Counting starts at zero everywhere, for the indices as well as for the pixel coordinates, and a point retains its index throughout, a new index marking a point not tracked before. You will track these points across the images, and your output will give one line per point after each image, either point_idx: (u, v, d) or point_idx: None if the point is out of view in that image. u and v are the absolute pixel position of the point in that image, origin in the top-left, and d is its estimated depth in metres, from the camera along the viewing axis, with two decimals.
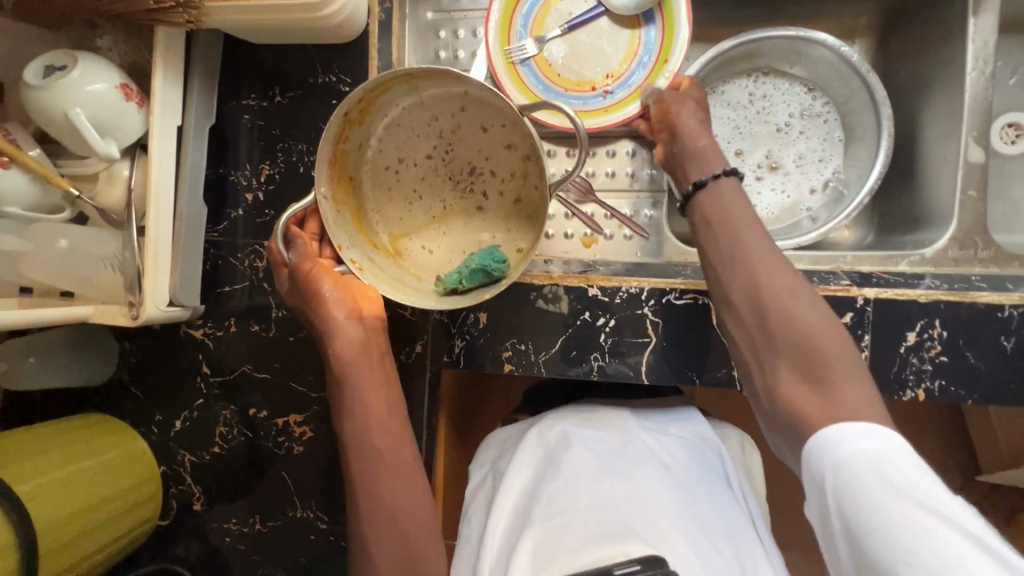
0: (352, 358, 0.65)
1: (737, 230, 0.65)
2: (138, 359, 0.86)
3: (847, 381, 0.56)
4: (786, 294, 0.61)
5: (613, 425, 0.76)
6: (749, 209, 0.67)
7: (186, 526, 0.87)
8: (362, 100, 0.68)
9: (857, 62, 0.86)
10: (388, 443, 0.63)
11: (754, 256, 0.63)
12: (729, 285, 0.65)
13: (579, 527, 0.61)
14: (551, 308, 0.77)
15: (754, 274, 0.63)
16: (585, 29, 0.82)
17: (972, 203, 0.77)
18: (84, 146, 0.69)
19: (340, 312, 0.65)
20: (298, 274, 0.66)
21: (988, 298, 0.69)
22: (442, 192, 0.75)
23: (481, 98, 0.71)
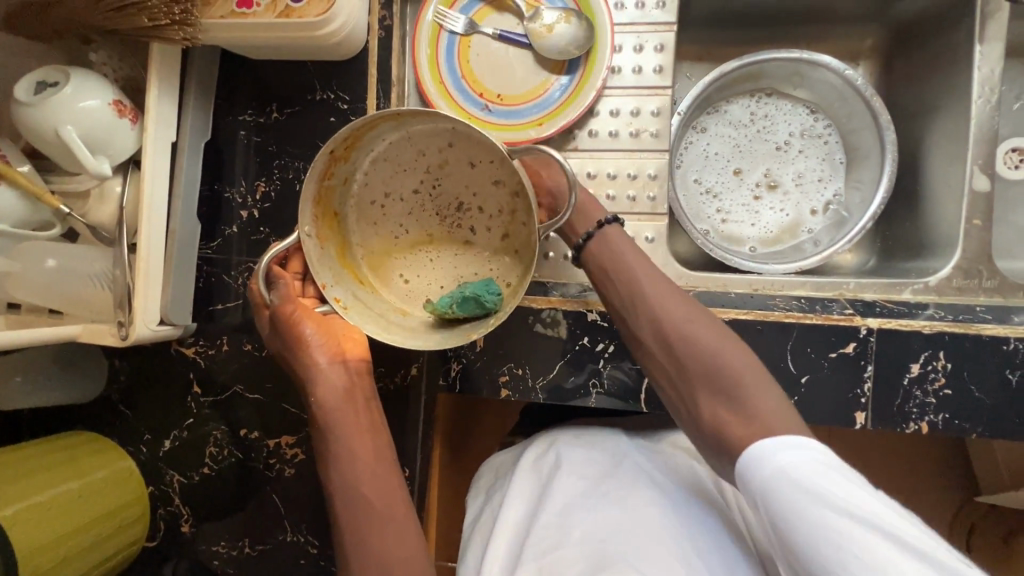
0: (335, 396, 0.64)
1: (631, 268, 0.66)
2: (128, 377, 0.84)
3: (759, 395, 0.56)
4: (687, 327, 0.61)
5: (606, 447, 0.74)
6: (636, 248, 0.68)
7: (174, 548, 0.85)
8: (348, 138, 0.66)
9: (861, 86, 0.86)
10: (376, 487, 0.61)
11: (651, 294, 0.64)
12: (637, 324, 0.65)
13: (570, 565, 0.60)
14: (550, 333, 0.75)
15: (657, 311, 0.63)
16: (515, 48, 0.81)
17: (977, 232, 0.76)
18: (76, 163, 0.67)
19: (323, 356, 0.65)
20: (281, 315, 0.66)
21: (993, 331, 0.68)
22: (430, 227, 0.74)
23: (469, 136, 0.69)
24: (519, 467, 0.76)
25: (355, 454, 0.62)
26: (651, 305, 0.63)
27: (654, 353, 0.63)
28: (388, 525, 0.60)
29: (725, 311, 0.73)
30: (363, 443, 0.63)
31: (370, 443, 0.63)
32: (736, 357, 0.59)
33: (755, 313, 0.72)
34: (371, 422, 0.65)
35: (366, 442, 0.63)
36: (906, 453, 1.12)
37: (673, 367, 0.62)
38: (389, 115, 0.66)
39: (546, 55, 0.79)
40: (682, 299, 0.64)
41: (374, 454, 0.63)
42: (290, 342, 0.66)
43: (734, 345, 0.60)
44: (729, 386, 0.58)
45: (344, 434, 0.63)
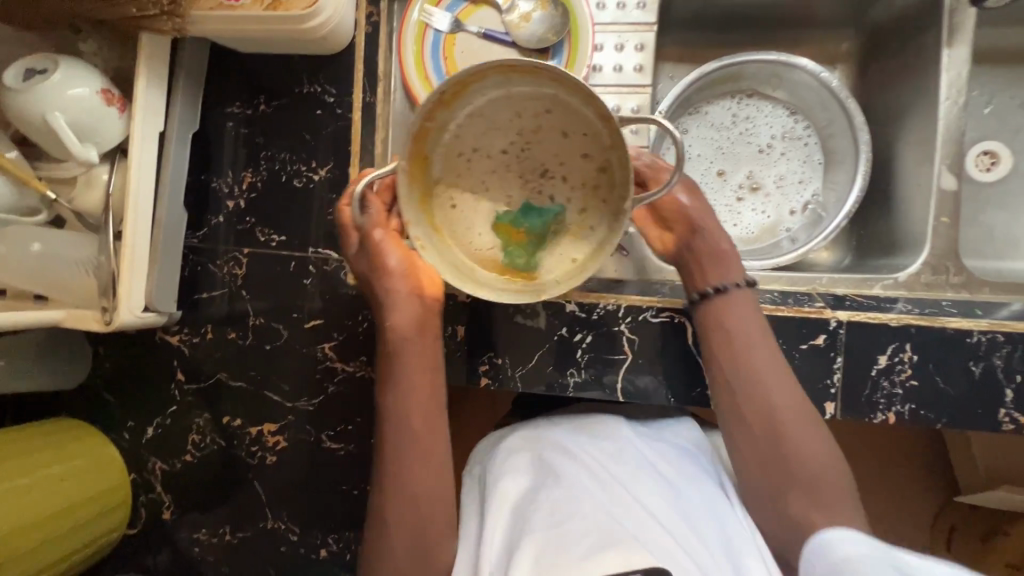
0: (406, 330, 0.68)
1: (746, 339, 0.67)
2: (112, 364, 0.85)
3: (840, 498, 0.62)
4: (788, 412, 0.64)
5: (607, 432, 0.74)
6: (761, 323, 0.68)
7: (154, 535, 0.85)
8: (455, 83, 0.63)
9: (836, 88, 0.88)
10: (424, 431, 0.67)
11: (771, 378, 0.65)
12: (746, 402, 0.66)
13: (579, 539, 0.58)
14: (530, 323, 0.77)
15: (760, 388, 0.65)
16: (499, 46, 0.83)
17: (946, 229, 0.78)
18: (64, 150, 0.69)
19: (405, 288, 0.68)
20: (368, 241, 0.69)
21: (957, 324, 0.70)
22: (510, 190, 0.71)
23: (572, 106, 0.66)
24: (515, 444, 0.74)
25: (414, 396, 0.67)
26: (761, 384, 0.65)
27: (745, 420, 0.66)
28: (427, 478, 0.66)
29: None
30: (421, 388, 0.68)
31: (427, 387, 0.68)
32: (825, 458, 0.63)
33: None
34: (433, 366, 0.69)
35: (424, 390, 0.68)
36: (885, 448, 1.14)
37: (760, 438, 0.65)
38: (503, 66, 0.63)
39: (524, 45, 0.81)
40: (790, 382, 0.66)
41: (428, 403, 0.68)
42: (370, 272, 0.69)
43: (827, 443, 0.64)
44: (813, 479, 0.62)
45: (407, 374, 0.68)
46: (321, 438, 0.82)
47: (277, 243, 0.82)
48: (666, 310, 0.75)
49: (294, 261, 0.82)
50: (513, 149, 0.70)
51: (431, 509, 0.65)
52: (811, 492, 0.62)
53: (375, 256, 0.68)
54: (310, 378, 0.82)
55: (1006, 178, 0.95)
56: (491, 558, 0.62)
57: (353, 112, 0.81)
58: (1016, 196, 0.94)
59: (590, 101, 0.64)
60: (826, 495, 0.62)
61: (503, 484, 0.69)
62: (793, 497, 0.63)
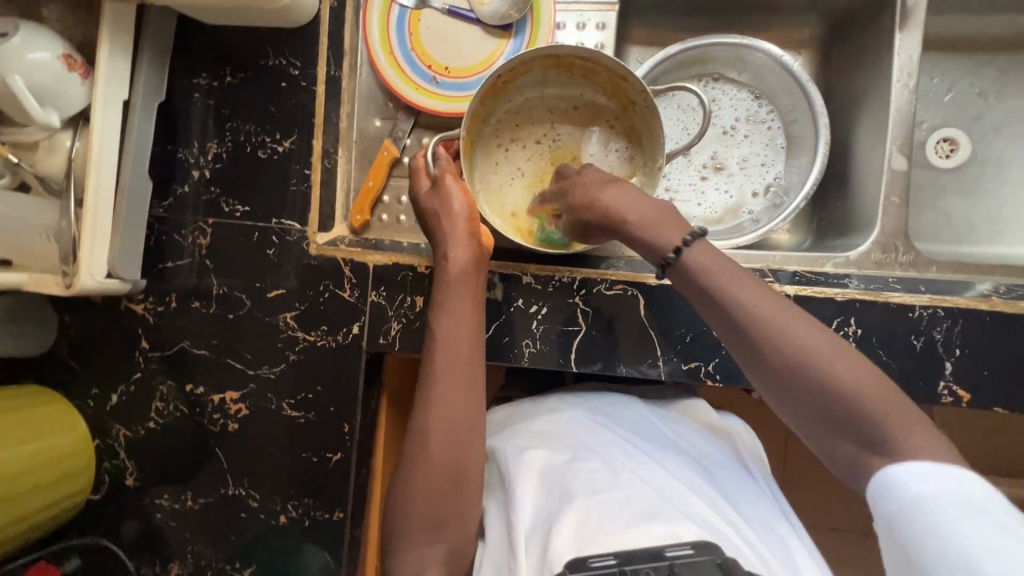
0: (463, 267, 0.71)
1: (735, 294, 0.55)
2: (77, 331, 0.86)
3: (910, 431, 0.47)
4: (819, 351, 0.51)
5: (628, 411, 0.76)
6: (739, 275, 0.57)
7: (118, 501, 0.87)
8: (508, 73, 0.78)
9: (796, 71, 0.90)
10: (462, 390, 0.66)
11: (771, 324, 0.53)
12: (747, 359, 0.54)
13: (619, 509, 0.57)
14: (487, 295, 0.78)
15: (775, 337, 0.52)
16: (463, 23, 0.85)
17: (895, 209, 0.80)
18: (25, 114, 0.69)
19: (464, 231, 0.71)
20: (441, 181, 0.73)
21: (900, 299, 0.72)
22: (543, 172, 0.84)
23: (597, 102, 0.83)
24: (541, 425, 0.73)
25: (463, 338, 0.68)
26: (774, 336, 0.52)
27: (776, 382, 0.53)
28: (466, 428, 0.64)
29: (652, 277, 0.77)
30: (470, 331, 0.68)
31: (476, 332, 0.69)
32: (879, 395, 0.49)
33: None
34: (479, 316, 0.70)
35: (470, 337, 0.68)
36: None
37: (793, 392, 0.52)
38: (543, 63, 0.79)
39: (487, 22, 0.84)
40: (805, 319, 0.53)
41: (475, 348, 0.68)
42: (438, 209, 0.73)
43: (879, 376, 0.50)
44: (877, 426, 0.48)
45: (457, 315, 0.69)
46: (282, 405, 0.83)
47: (241, 214, 0.83)
48: (619, 284, 0.77)
49: (258, 231, 0.83)
50: (546, 139, 0.84)
51: (464, 455, 0.63)
52: (874, 443, 0.48)
53: (445, 193, 0.73)
54: (272, 347, 0.83)
55: (964, 164, 0.97)
56: (526, 528, 0.59)
57: (318, 86, 0.83)
58: (974, 183, 0.96)
59: (613, 88, 0.80)
60: (896, 438, 0.47)
61: (534, 455, 0.67)
62: (846, 445, 0.50)
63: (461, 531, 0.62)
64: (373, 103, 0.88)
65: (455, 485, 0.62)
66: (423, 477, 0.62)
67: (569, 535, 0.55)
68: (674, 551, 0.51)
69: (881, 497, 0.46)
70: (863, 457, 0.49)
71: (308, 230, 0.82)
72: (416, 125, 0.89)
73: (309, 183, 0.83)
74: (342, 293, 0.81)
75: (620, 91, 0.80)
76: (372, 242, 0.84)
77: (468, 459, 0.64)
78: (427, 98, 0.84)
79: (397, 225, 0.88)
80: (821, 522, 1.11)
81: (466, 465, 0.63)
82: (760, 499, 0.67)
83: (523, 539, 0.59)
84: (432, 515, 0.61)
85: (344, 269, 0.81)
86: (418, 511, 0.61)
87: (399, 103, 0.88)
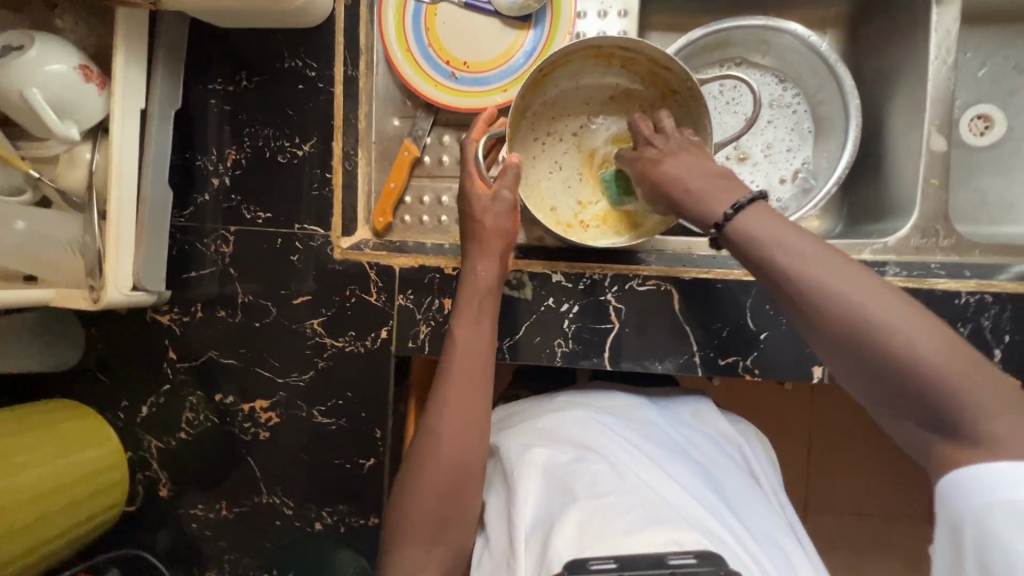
0: (491, 286, 0.71)
1: (787, 257, 0.51)
2: (104, 344, 0.86)
3: (993, 413, 0.42)
4: (886, 320, 0.46)
5: (638, 415, 0.74)
6: (797, 237, 0.52)
7: (154, 512, 0.87)
8: (546, 67, 0.75)
9: (824, 51, 0.85)
10: (482, 405, 0.65)
11: (833, 290, 0.48)
12: (808, 328, 0.50)
13: (622, 512, 0.54)
14: (517, 295, 0.77)
15: (833, 304, 0.48)
16: (481, 15, 0.83)
17: (934, 192, 0.78)
18: (44, 128, 0.68)
19: (500, 252, 0.72)
20: (501, 198, 0.72)
21: (945, 286, 0.70)
22: (582, 166, 0.82)
23: (635, 90, 0.80)
24: (546, 423, 0.70)
25: (479, 352, 0.68)
26: (834, 301, 0.48)
27: (835, 350, 0.48)
28: (474, 436, 0.63)
29: (686, 271, 0.75)
30: (485, 347, 0.68)
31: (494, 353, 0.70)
32: (960, 371, 0.43)
33: (715, 272, 0.74)
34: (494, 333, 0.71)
35: (483, 351, 0.68)
36: None
37: (852, 362, 0.47)
38: (581, 55, 0.76)
39: (506, 13, 0.82)
40: (875, 285, 0.48)
41: (489, 365, 0.68)
42: (489, 223, 0.72)
43: (961, 348, 0.44)
44: (950, 404, 0.43)
45: (484, 332, 0.69)
46: (312, 412, 0.82)
47: (263, 220, 0.82)
48: (651, 279, 0.75)
49: (280, 237, 0.82)
50: (584, 131, 0.82)
51: (468, 461, 0.62)
52: (945, 424, 0.44)
53: (508, 211, 0.72)
54: (300, 353, 0.82)
55: (1000, 142, 0.93)
56: (528, 527, 0.58)
57: (335, 86, 0.81)
58: (1011, 161, 0.92)
59: (654, 77, 0.77)
60: (975, 420, 0.42)
61: (540, 454, 0.64)
62: (912, 427, 0.46)
63: (460, 537, 0.62)
64: (392, 102, 0.86)
65: (457, 491, 0.61)
66: (427, 479, 0.61)
67: (570, 533, 0.53)
68: (677, 559, 0.48)
69: (954, 494, 0.42)
70: (932, 438, 0.45)
71: (332, 235, 0.81)
72: (435, 123, 0.87)
73: (331, 187, 0.82)
74: (369, 297, 0.80)
75: (659, 80, 0.77)
76: (396, 244, 0.83)
77: (474, 463, 0.63)
78: (446, 96, 0.83)
79: (420, 226, 0.87)
80: (860, 517, 1.08)
81: (468, 470, 0.62)
82: (762, 513, 0.66)
83: (522, 536, 0.57)
84: (434, 516, 0.60)
85: (370, 273, 0.80)
86: (420, 511, 0.60)
87: (418, 101, 0.86)
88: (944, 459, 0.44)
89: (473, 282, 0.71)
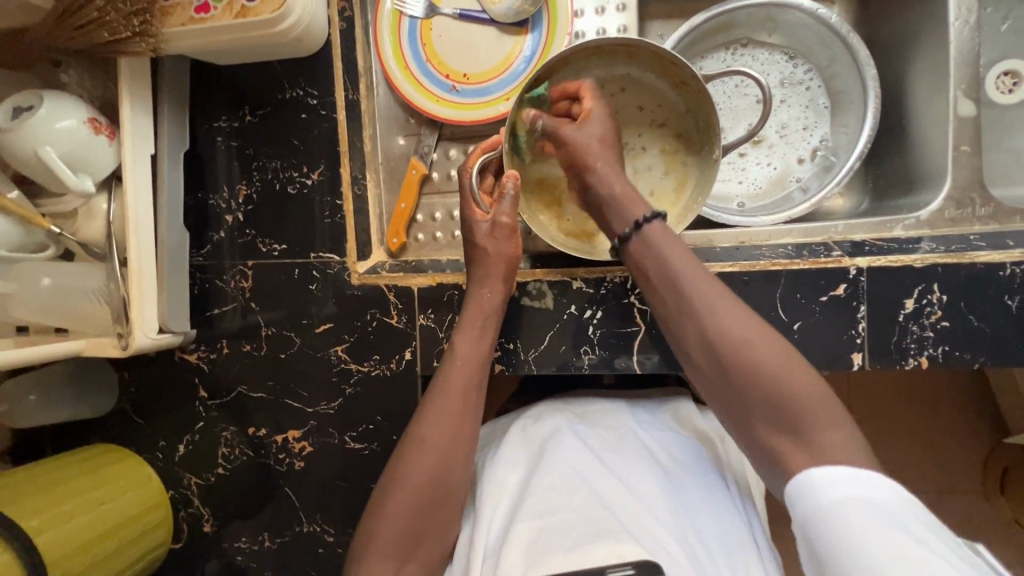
0: (490, 308, 0.70)
1: (677, 280, 0.59)
2: (137, 387, 0.87)
3: (828, 427, 0.50)
4: (756, 346, 0.54)
5: (613, 421, 0.68)
6: (686, 259, 0.61)
7: (199, 547, 0.88)
8: (548, 70, 0.73)
9: (836, 24, 0.81)
10: (461, 427, 0.63)
11: (705, 313, 0.57)
12: (683, 340, 0.59)
13: (567, 529, 0.53)
14: (537, 305, 0.76)
15: (715, 329, 0.56)
16: (477, 25, 0.82)
17: (967, 159, 0.74)
18: (60, 184, 0.69)
19: (500, 274, 0.71)
20: (500, 224, 0.70)
21: (987, 258, 0.67)
22: None
23: (646, 82, 0.77)
24: (517, 433, 0.68)
25: (476, 371, 0.67)
26: (716, 324, 0.56)
27: (711, 365, 0.56)
28: (459, 456, 0.62)
29: (709, 266, 0.73)
30: (482, 368, 0.67)
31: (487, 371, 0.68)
32: (799, 386, 0.52)
33: (740, 265, 0.72)
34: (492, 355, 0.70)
35: (481, 372, 0.67)
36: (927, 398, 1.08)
37: (722, 377, 0.55)
38: (586, 49, 0.73)
39: (502, 20, 0.81)
40: (753, 319, 0.56)
41: (484, 388, 0.67)
42: (490, 248, 0.71)
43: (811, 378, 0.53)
44: (795, 415, 0.51)
45: (480, 353, 0.68)
46: (344, 439, 0.83)
47: (279, 252, 0.83)
48: None
49: (297, 268, 0.82)
50: None
51: (449, 480, 0.61)
52: (792, 430, 0.51)
53: (508, 235, 0.71)
54: (327, 381, 0.83)
55: None
56: (485, 551, 0.57)
57: (338, 112, 0.80)
58: None
59: (663, 70, 0.74)
60: (815, 429, 0.50)
61: (496, 473, 0.63)
62: (771, 437, 0.52)
63: (427, 559, 0.59)
64: (394, 121, 0.86)
65: (430, 508, 0.59)
66: (402, 495, 0.59)
67: (517, 555, 0.52)
68: (616, 571, 0.47)
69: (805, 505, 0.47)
70: (784, 445, 0.51)
71: (348, 260, 0.81)
72: (440, 138, 0.87)
73: (342, 213, 0.81)
74: (390, 319, 0.80)
75: (670, 71, 0.74)
76: (412, 264, 0.83)
77: (451, 482, 0.61)
78: (446, 110, 0.82)
79: (434, 243, 0.86)
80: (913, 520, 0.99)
81: (447, 488, 0.60)
82: (734, 524, 0.58)
83: (480, 558, 0.56)
84: (404, 534, 0.58)
85: (389, 295, 0.80)
86: (388, 530, 0.58)
87: (420, 118, 0.86)
88: (789, 461, 0.50)
89: (478, 304, 0.70)
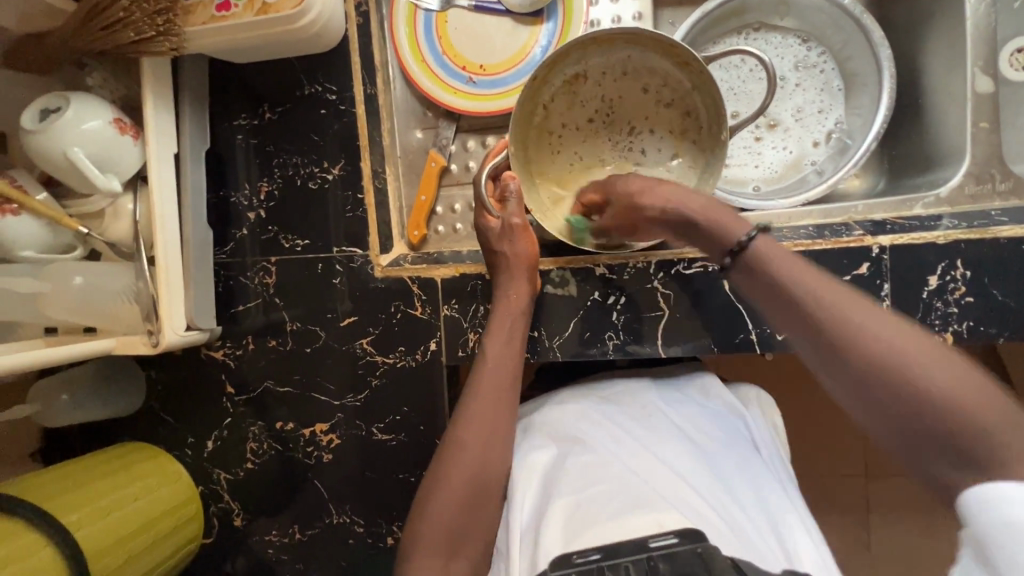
0: (514, 305, 0.71)
1: (797, 287, 0.50)
2: (165, 385, 0.88)
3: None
4: (926, 365, 0.42)
5: (637, 400, 0.69)
6: (805, 265, 0.52)
7: (230, 542, 0.89)
8: (549, 63, 0.74)
9: (850, 6, 0.82)
10: (491, 421, 0.64)
11: (839, 320, 0.47)
12: (811, 353, 0.49)
13: (606, 501, 0.53)
14: (560, 292, 0.77)
15: (851, 338, 0.45)
16: (492, 17, 0.83)
17: (985, 135, 0.74)
18: (88, 185, 0.69)
19: (524, 271, 0.72)
20: (512, 224, 0.72)
21: (1010, 232, 0.67)
22: (602, 151, 0.81)
23: (648, 65, 0.77)
24: (547, 418, 0.69)
25: (505, 366, 0.68)
26: (862, 337, 0.45)
27: (853, 385, 0.45)
28: (497, 454, 0.62)
29: None
30: (516, 370, 0.68)
31: (516, 368, 0.69)
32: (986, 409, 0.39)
33: None
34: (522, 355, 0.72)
35: (514, 372, 0.68)
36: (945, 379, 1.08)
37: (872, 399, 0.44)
38: (585, 39, 0.74)
39: (517, 11, 0.81)
40: (919, 334, 0.44)
41: (517, 387, 0.68)
42: (509, 249, 0.72)
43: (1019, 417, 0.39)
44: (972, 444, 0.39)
45: (505, 351, 0.69)
46: (371, 430, 0.84)
47: (302, 247, 0.83)
48: (697, 261, 0.74)
49: (320, 262, 0.83)
50: (602, 115, 0.81)
51: (489, 474, 0.61)
52: (970, 461, 0.39)
53: (522, 233, 0.72)
54: (353, 374, 0.83)
55: None
56: (525, 537, 0.56)
57: (357, 107, 0.81)
58: None
59: (663, 51, 0.75)
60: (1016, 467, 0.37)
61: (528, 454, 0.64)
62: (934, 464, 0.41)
63: (475, 553, 0.58)
64: (412, 115, 0.87)
65: (474, 505, 0.59)
66: (447, 494, 0.59)
67: (557, 530, 0.52)
68: (659, 542, 0.46)
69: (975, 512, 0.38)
70: (951, 475, 0.40)
71: (370, 254, 0.82)
72: (457, 130, 0.87)
73: (364, 207, 0.82)
74: (414, 311, 0.81)
75: (671, 52, 0.74)
76: (433, 255, 0.84)
77: (491, 475, 0.61)
78: (462, 101, 0.83)
79: (454, 234, 0.87)
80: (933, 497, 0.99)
81: (488, 482, 0.61)
82: (775, 497, 0.58)
83: (521, 540, 0.55)
84: (452, 533, 0.57)
85: (412, 288, 0.80)
86: (433, 530, 0.57)
87: (437, 111, 0.87)
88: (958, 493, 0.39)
89: (505, 305, 0.71)
